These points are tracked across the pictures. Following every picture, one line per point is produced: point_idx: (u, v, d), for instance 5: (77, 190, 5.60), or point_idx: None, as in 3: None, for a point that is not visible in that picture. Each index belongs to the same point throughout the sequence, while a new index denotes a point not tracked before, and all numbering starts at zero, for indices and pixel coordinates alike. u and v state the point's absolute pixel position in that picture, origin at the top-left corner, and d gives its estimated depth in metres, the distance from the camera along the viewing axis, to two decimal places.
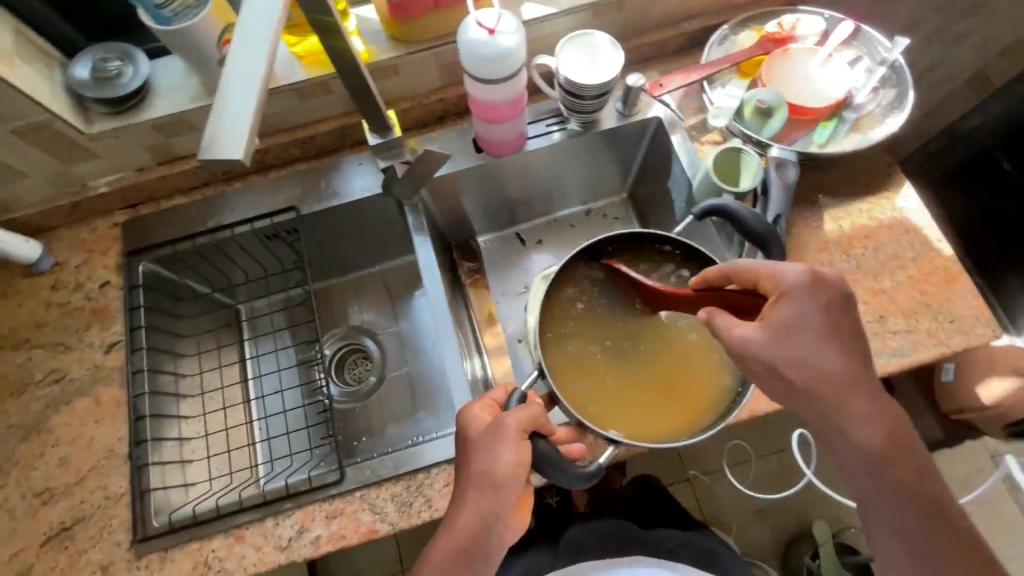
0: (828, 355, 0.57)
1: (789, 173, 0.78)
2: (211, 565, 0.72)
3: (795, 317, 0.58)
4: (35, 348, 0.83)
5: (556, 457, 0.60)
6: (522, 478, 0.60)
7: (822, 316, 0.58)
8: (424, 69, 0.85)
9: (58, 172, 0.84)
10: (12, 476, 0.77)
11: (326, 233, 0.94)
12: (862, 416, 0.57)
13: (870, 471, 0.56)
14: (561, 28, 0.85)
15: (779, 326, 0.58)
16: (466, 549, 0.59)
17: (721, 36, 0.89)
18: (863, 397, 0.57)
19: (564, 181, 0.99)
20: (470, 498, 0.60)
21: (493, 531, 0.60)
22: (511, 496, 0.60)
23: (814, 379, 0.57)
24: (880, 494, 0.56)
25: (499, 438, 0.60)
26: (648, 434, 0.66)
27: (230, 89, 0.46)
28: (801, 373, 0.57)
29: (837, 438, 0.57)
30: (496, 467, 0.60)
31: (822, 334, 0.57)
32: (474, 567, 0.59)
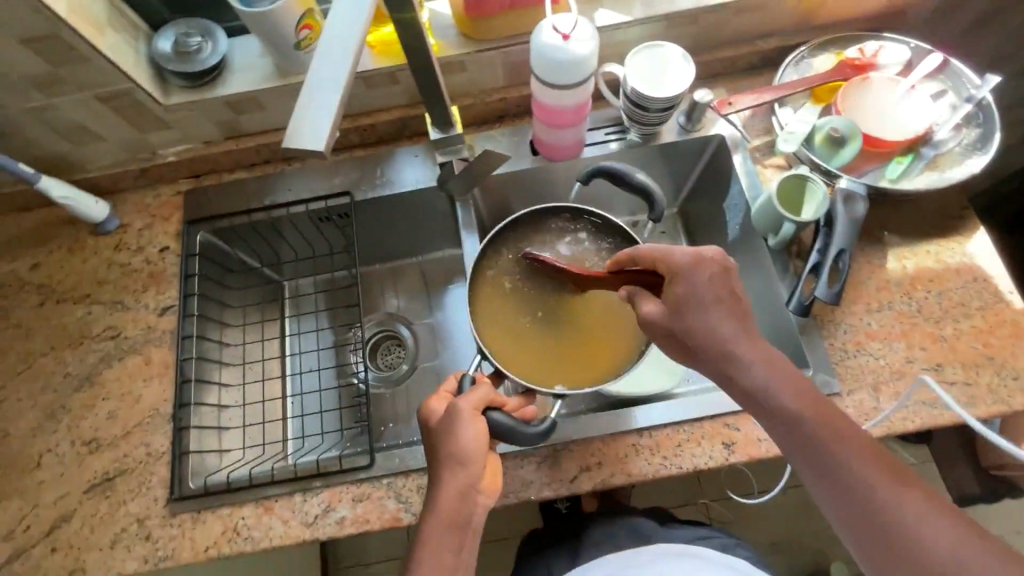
0: (720, 322, 0.57)
1: (856, 207, 0.75)
2: (240, 531, 0.74)
3: (690, 292, 0.58)
4: (95, 303, 0.87)
5: (511, 427, 0.66)
6: (484, 450, 0.63)
7: (710, 285, 0.58)
8: (491, 68, 0.85)
9: (133, 139, 0.88)
10: (64, 422, 0.81)
11: (375, 220, 0.96)
12: (762, 370, 0.57)
13: (785, 428, 0.55)
14: (631, 38, 0.84)
15: (678, 303, 0.58)
16: (455, 526, 0.59)
17: (801, 56, 0.87)
18: (755, 351, 0.57)
19: (615, 190, 0.98)
20: (444, 479, 0.61)
21: (474, 505, 0.61)
22: (478, 469, 0.62)
23: (710, 346, 0.57)
24: (805, 451, 0.54)
25: (457, 419, 0.63)
26: (583, 378, 0.72)
27: (318, 84, 0.50)
28: (702, 343, 0.58)
29: (747, 397, 0.57)
30: (464, 444, 0.62)
31: (714, 300, 0.58)
32: (466, 538, 0.60)
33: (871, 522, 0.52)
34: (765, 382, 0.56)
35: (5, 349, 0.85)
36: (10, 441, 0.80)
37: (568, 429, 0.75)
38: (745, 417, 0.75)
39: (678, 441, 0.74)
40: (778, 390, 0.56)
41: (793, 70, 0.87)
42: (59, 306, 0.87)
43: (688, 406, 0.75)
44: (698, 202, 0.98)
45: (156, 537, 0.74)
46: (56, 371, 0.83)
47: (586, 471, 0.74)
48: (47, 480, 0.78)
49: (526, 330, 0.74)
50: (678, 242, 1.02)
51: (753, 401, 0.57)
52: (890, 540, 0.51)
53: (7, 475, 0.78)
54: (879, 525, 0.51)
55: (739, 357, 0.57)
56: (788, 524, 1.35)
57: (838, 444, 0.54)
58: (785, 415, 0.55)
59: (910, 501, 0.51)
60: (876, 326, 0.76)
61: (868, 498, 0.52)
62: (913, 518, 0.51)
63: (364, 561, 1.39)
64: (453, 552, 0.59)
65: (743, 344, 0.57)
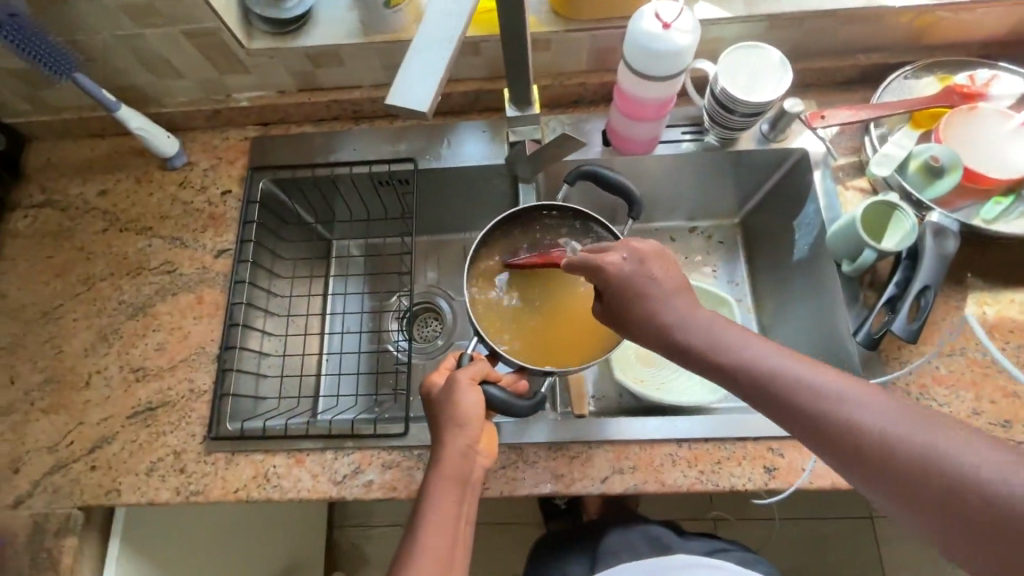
0: (657, 298, 0.60)
1: (947, 245, 0.71)
2: (269, 479, 0.75)
3: (621, 279, 0.61)
4: (156, 236, 0.89)
5: (506, 400, 0.65)
6: (482, 416, 0.64)
7: (636, 267, 0.61)
8: (576, 49, 0.83)
9: (211, 79, 0.88)
10: (116, 347, 0.83)
11: (433, 191, 0.95)
12: (710, 333, 0.57)
13: (750, 388, 0.54)
14: (726, 35, 0.81)
15: (614, 293, 0.62)
16: (457, 480, 0.61)
17: (905, 75, 0.83)
18: (696, 318, 0.58)
19: (679, 192, 0.94)
20: (447, 438, 0.62)
21: (475, 464, 0.62)
22: (478, 431, 0.63)
23: (650, 324, 0.60)
24: (777, 406, 0.52)
25: (455, 388, 0.63)
26: (572, 360, 0.74)
27: (426, 43, 0.52)
28: (646, 325, 0.60)
29: (706, 365, 0.57)
30: (462, 407, 0.62)
31: (647, 283, 0.60)
32: (467, 491, 0.61)
33: (871, 459, 0.47)
34: (715, 342, 0.56)
35: (67, 269, 0.87)
36: (63, 358, 0.83)
37: (605, 429, 0.74)
38: (791, 444, 0.73)
39: (717, 457, 0.72)
40: (731, 347, 0.55)
41: (892, 90, 0.83)
42: (121, 234, 0.89)
43: (733, 425, 0.73)
44: (764, 216, 0.95)
45: (190, 471, 0.76)
46: (113, 297, 0.86)
47: (619, 473, 0.72)
48: (94, 401, 0.80)
49: (512, 317, 0.77)
50: (736, 254, 0.99)
51: (712, 370, 0.56)
52: (899, 473, 0.45)
53: (57, 389, 0.81)
54: (880, 460, 0.46)
55: (682, 326, 0.58)
56: (797, 554, 1.31)
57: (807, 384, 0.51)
58: (744, 372, 0.54)
59: (903, 422, 0.46)
60: (945, 370, 0.72)
61: (859, 433, 0.47)
62: (912, 438, 0.45)
63: (369, 523, 1.41)
64: (455, 505, 0.60)
65: (684, 311, 0.59)
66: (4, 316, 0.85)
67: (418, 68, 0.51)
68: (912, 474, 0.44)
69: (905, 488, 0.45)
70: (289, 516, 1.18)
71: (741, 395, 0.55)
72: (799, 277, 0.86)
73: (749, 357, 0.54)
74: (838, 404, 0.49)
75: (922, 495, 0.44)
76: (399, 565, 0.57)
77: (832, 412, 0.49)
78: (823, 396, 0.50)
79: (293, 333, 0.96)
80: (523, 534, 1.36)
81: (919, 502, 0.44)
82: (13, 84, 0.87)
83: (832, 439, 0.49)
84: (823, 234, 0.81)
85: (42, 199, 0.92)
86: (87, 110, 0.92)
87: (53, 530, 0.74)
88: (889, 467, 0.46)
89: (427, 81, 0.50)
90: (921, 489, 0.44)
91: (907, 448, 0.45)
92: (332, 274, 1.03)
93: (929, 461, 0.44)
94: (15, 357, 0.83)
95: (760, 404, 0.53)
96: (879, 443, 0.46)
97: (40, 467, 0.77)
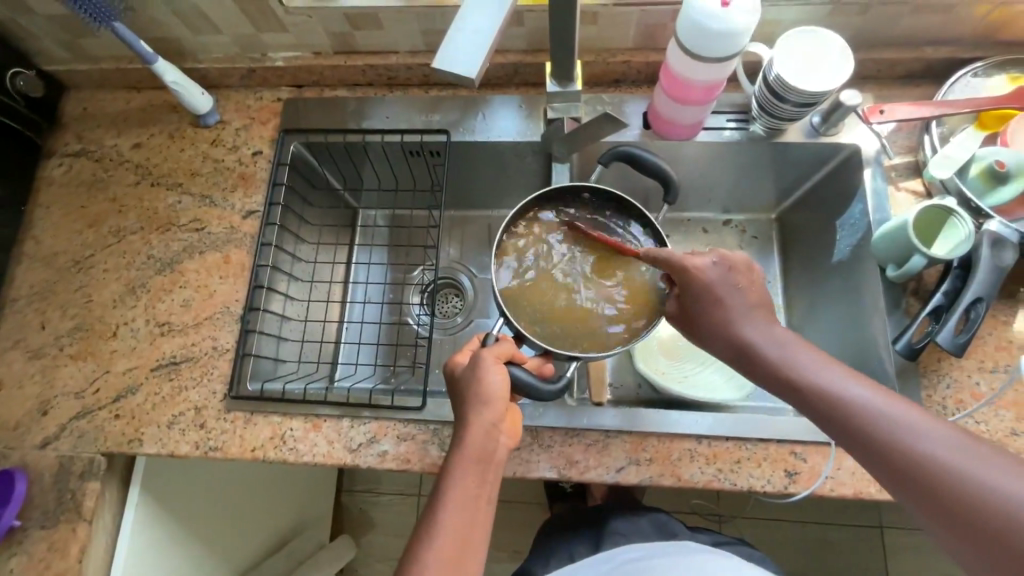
0: (733, 304, 0.61)
1: (1005, 255, 0.68)
2: (286, 441, 0.76)
3: (704, 283, 0.62)
4: (186, 193, 0.89)
5: (531, 381, 0.65)
6: (506, 397, 0.63)
7: (720, 274, 0.61)
8: (624, 24, 0.80)
9: (249, 36, 0.88)
10: (143, 301, 0.84)
11: (464, 165, 0.93)
12: (773, 344, 0.59)
13: (813, 402, 0.54)
14: (785, 17, 0.77)
15: (691, 294, 0.64)
16: (480, 459, 0.60)
17: (973, 73, 0.79)
18: (769, 332, 0.60)
19: (718, 183, 0.91)
20: (470, 415, 0.61)
21: (498, 443, 0.61)
22: (501, 409, 0.62)
23: (722, 325, 0.62)
24: (836, 420, 0.53)
25: (480, 366, 0.63)
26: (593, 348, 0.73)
27: (472, 22, 0.54)
28: (709, 325, 0.63)
29: (767, 368, 0.58)
30: (486, 387, 0.62)
31: (726, 292, 0.61)
32: (492, 473, 0.60)
33: (919, 480, 0.47)
34: (784, 353, 0.58)
35: (99, 220, 0.88)
36: (92, 307, 0.84)
37: (624, 419, 0.73)
38: (814, 448, 0.71)
39: (737, 456, 0.71)
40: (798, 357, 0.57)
41: (960, 87, 0.78)
42: (152, 188, 0.89)
43: (756, 426, 0.71)
44: (803, 213, 0.91)
45: (210, 427, 0.77)
46: (142, 251, 0.86)
47: (634, 465, 0.72)
48: (121, 351, 0.81)
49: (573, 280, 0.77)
50: (769, 251, 0.96)
51: (772, 376, 0.58)
52: (949, 498, 0.45)
53: (85, 337, 0.82)
54: (922, 479, 0.47)
55: (748, 331, 0.60)
56: (801, 558, 1.30)
57: (877, 402, 0.51)
58: (807, 385, 0.55)
59: (965, 457, 0.46)
60: (986, 387, 0.70)
61: (916, 453, 0.48)
62: (971, 466, 0.46)
63: (376, 490, 1.43)
64: (477, 483, 0.59)
65: (751, 318, 0.61)
66: (37, 263, 0.86)
67: (473, 24, 0.54)
68: (951, 490, 0.45)
69: (943, 504, 0.45)
70: (299, 477, 1.20)
71: (801, 407, 0.56)
72: (836, 280, 0.83)
73: (820, 370, 0.55)
74: (901, 426, 0.50)
75: (962, 523, 0.44)
76: (418, 538, 0.57)
77: (894, 431, 0.49)
78: (888, 416, 0.50)
79: (316, 299, 0.96)
80: (525, 513, 1.37)
81: (957, 525, 0.45)
82: (53, 30, 0.87)
83: (884, 459, 0.49)
84: (868, 234, 0.78)
85: (78, 147, 0.93)
86: (124, 61, 0.92)
87: (77, 473, 0.76)
88: (934, 489, 0.46)
89: (482, 41, 0.53)
90: (955, 501, 0.45)
91: (961, 474, 0.45)
92: (356, 242, 1.02)
93: (977, 482, 0.45)
94: (47, 302, 0.84)
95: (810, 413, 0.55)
96: (924, 458, 0.47)
97: (66, 411, 0.79)
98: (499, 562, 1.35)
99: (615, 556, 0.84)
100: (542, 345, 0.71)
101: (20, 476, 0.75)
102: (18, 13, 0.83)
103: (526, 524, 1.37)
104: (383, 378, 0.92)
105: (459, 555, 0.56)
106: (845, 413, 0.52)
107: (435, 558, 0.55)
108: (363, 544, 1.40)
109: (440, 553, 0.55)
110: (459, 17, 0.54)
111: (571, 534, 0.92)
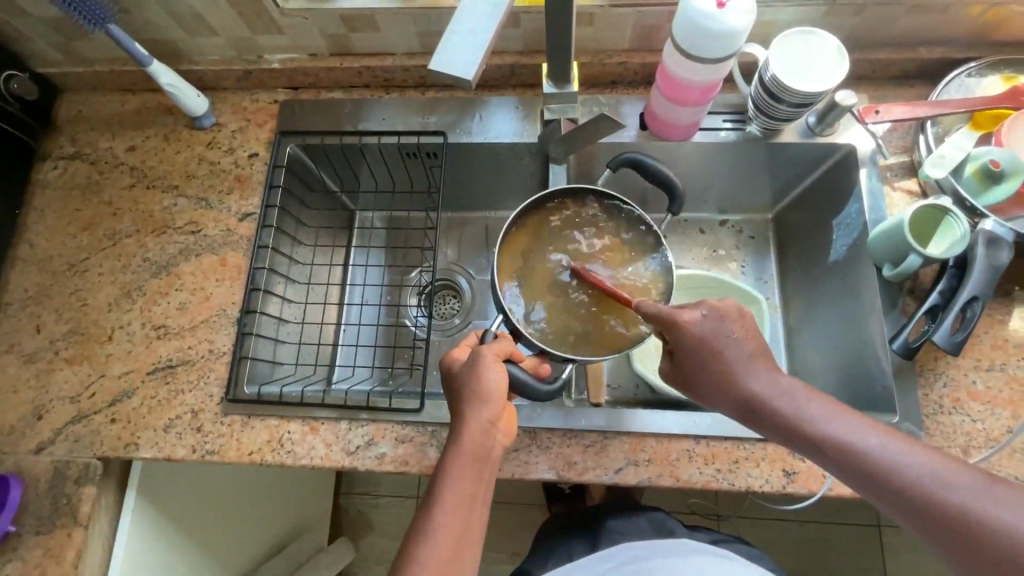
0: (733, 356, 0.58)
1: (1000, 255, 0.69)
2: (284, 444, 0.75)
3: (704, 335, 0.59)
4: (181, 196, 0.88)
5: (527, 380, 0.65)
6: (504, 396, 0.63)
7: (714, 326, 0.59)
8: (620, 26, 0.80)
9: (245, 38, 0.87)
10: (139, 304, 0.83)
11: (461, 166, 0.92)
12: (779, 397, 0.57)
13: (833, 458, 0.54)
14: (781, 18, 0.78)
15: (687, 352, 0.60)
16: (477, 457, 0.59)
17: (967, 73, 0.79)
18: (776, 383, 0.58)
19: (714, 183, 0.91)
20: (468, 413, 0.61)
21: (495, 441, 0.61)
22: (499, 407, 0.62)
23: (728, 383, 0.58)
24: (861, 475, 0.53)
25: (479, 365, 0.62)
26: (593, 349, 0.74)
27: (469, 23, 0.54)
28: (708, 379, 0.59)
29: (777, 424, 0.57)
30: (484, 384, 0.61)
31: (723, 345, 0.58)
32: (488, 471, 0.60)
33: (954, 527, 0.49)
34: (798, 408, 0.56)
35: (94, 223, 0.88)
36: (87, 311, 0.83)
37: (623, 420, 0.73)
38: None
39: (735, 456, 0.71)
40: (809, 411, 0.56)
41: (954, 87, 0.79)
42: (148, 191, 0.89)
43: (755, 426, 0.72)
44: (800, 213, 0.91)
45: (207, 430, 0.77)
46: (138, 254, 0.86)
47: (633, 465, 0.72)
48: (117, 355, 0.81)
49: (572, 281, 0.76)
50: (766, 251, 0.96)
51: (784, 432, 0.57)
52: (982, 545, 0.48)
53: (81, 341, 0.82)
54: (955, 529, 0.49)
55: (752, 386, 0.58)
56: (800, 558, 1.30)
57: (897, 454, 0.52)
58: (826, 442, 0.54)
59: (988, 502, 0.49)
60: (982, 385, 0.70)
61: (947, 501, 0.50)
62: (994, 511, 0.49)
63: (374, 492, 1.43)
64: (474, 481, 0.59)
65: (751, 369, 0.58)
66: (31, 266, 0.86)
67: (468, 28, 0.54)
68: (982, 539, 0.48)
69: (977, 552, 0.48)
70: (296, 480, 1.19)
71: (823, 462, 0.55)
72: (833, 280, 0.83)
73: (834, 424, 0.55)
74: (925, 477, 0.51)
75: (1000, 567, 0.47)
76: (414, 536, 0.57)
77: (921, 483, 0.51)
78: (914, 466, 0.52)
79: (313, 301, 0.96)
80: (523, 515, 1.37)
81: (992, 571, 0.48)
82: (47, 32, 0.86)
83: (918, 508, 0.51)
84: (865, 234, 0.78)
85: (72, 150, 0.92)
86: (119, 63, 0.92)
87: (72, 478, 0.75)
88: (969, 536, 0.49)
89: (477, 45, 0.53)
90: (989, 549, 0.48)
91: (993, 520, 0.48)
92: (353, 244, 1.02)
93: (1006, 530, 0.48)
94: (41, 306, 0.84)
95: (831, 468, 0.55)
96: (954, 509, 0.50)
97: (61, 416, 0.78)
98: (498, 563, 1.34)
99: (616, 555, 0.84)
100: (538, 344, 0.72)
101: (16, 481, 0.74)
102: (12, 15, 0.83)
103: (525, 525, 1.36)
104: (381, 380, 0.91)
105: (454, 553, 0.56)
106: (873, 466, 0.52)
107: (430, 558, 0.55)
108: (361, 547, 1.39)
109: (436, 552, 0.55)
110: (453, 20, 0.54)
111: (569, 535, 0.91)
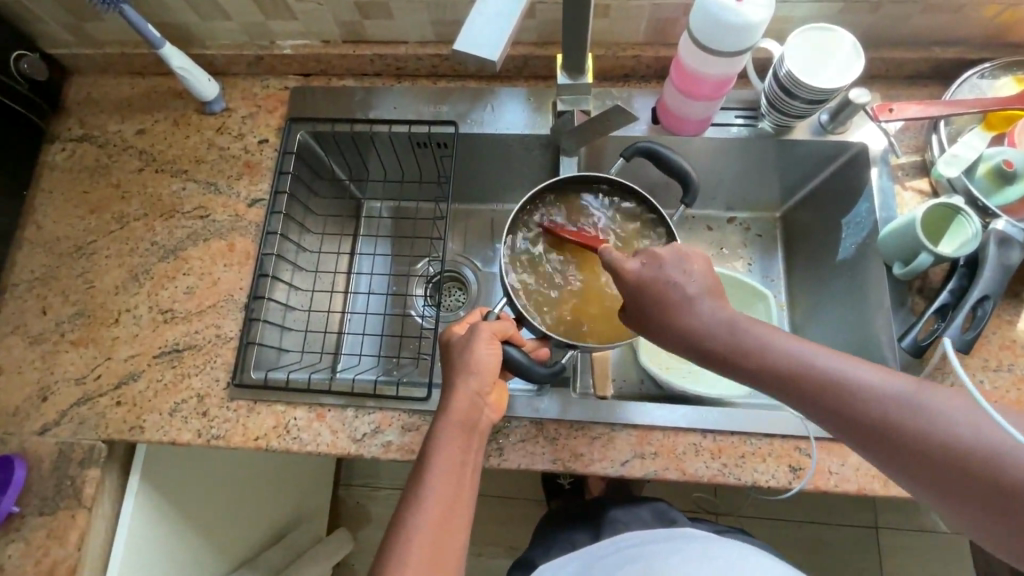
0: (674, 296, 0.57)
1: (1011, 254, 0.69)
2: (290, 430, 0.75)
3: (645, 282, 0.59)
4: (190, 180, 0.88)
5: (524, 361, 0.65)
6: (494, 372, 0.64)
7: (658, 270, 0.59)
8: (635, 18, 0.79)
9: (257, 23, 0.87)
10: (147, 287, 0.83)
11: (471, 158, 0.92)
12: (726, 335, 0.55)
13: (787, 388, 0.52)
14: (797, 15, 0.78)
15: (650, 310, 0.59)
16: (465, 426, 0.60)
17: (980, 74, 0.79)
18: (721, 317, 0.56)
19: (723, 179, 0.91)
20: (456, 383, 0.62)
21: (483, 413, 0.62)
22: (488, 379, 0.62)
23: (689, 334, 0.57)
24: (815, 401, 0.51)
25: (472, 338, 0.64)
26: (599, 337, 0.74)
27: (493, 9, 0.54)
28: (657, 324, 0.59)
29: (727, 361, 0.55)
30: (473, 356, 0.62)
31: (667, 286, 0.58)
32: (475, 440, 0.61)
33: (929, 458, 0.46)
34: (745, 346, 0.54)
35: (101, 206, 0.87)
36: (94, 293, 0.83)
37: (630, 412, 0.73)
38: (819, 445, 0.71)
39: (742, 451, 0.71)
40: (755, 346, 0.54)
41: (968, 87, 0.79)
42: (156, 174, 0.89)
43: (762, 423, 0.72)
44: (809, 211, 0.91)
45: (213, 415, 0.76)
46: (145, 238, 0.86)
47: (639, 458, 0.72)
48: (123, 338, 0.81)
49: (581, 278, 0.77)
50: (773, 249, 0.97)
51: (736, 368, 0.55)
52: (944, 468, 0.45)
53: (87, 323, 0.82)
54: (914, 451, 0.46)
55: (697, 326, 0.56)
56: (797, 558, 1.30)
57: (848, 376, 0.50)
58: (775, 370, 0.52)
59: (945, 419, 0.46)
60: (989, 385, 0.70)
61: (924, 433, 0.46)
62: (950, 426, 0.45)
63: (373, 484, 1.43)
64: (462, 451, 0.59)
65: (697, 309, 0.57)
66: (39, 248, 0.86)
67: (492, 10, 0.54)
68: (944, 459, 0.45)
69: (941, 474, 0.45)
70: (297, 469, 1.20)
71: (789, 400, 0.52)
72: (841, 278, 0.84)
73: (783, 353, 0.52)
74: (875, 397, 0.48)
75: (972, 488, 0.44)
76: (405, 503, 0.57)
77: (873, 404, 0.48)
78: (887, 396, 0.48)
79: (319, 289, 0.95)
80: (523, 509, 1.37)
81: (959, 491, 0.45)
82: (60, 13, 0.86)
83: (870, 431, 0.48)
84: (875, 233, 0.78)
85: (81, 133, 0.92)
86: (131, 46, 0.92)
87: (77, 460, 0.75)
88: (932, 460, 0.45)
89: (501, 28, 0.53)
90: (951, 470, 0.45)
91: (948, 437, 0.45)
92: (360, 234, 1.02)
93: (964, 445, 0.44)
94: (48, 288, 0.83)
95: (789, 399, 0.53)
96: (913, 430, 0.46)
97: (67, 398, 0.78)
98: (497, 557, 1.34)
99: (613, 544, 0.84)
100: (540, 329, 0.71)
101: (20, 462, 0.74)
102: None
103: (523, 519, 1.36)
104: (385, 370, 0.91)
105: (444, 520, 0.55)
106: (838, 394, 0.49)
107: (422, 523, 0.55)
108: (359, 537, 1.39)
109: (427, 517, 0.55)
110: (480, 2, 0.54)
111: (572, 529, 0.91)
